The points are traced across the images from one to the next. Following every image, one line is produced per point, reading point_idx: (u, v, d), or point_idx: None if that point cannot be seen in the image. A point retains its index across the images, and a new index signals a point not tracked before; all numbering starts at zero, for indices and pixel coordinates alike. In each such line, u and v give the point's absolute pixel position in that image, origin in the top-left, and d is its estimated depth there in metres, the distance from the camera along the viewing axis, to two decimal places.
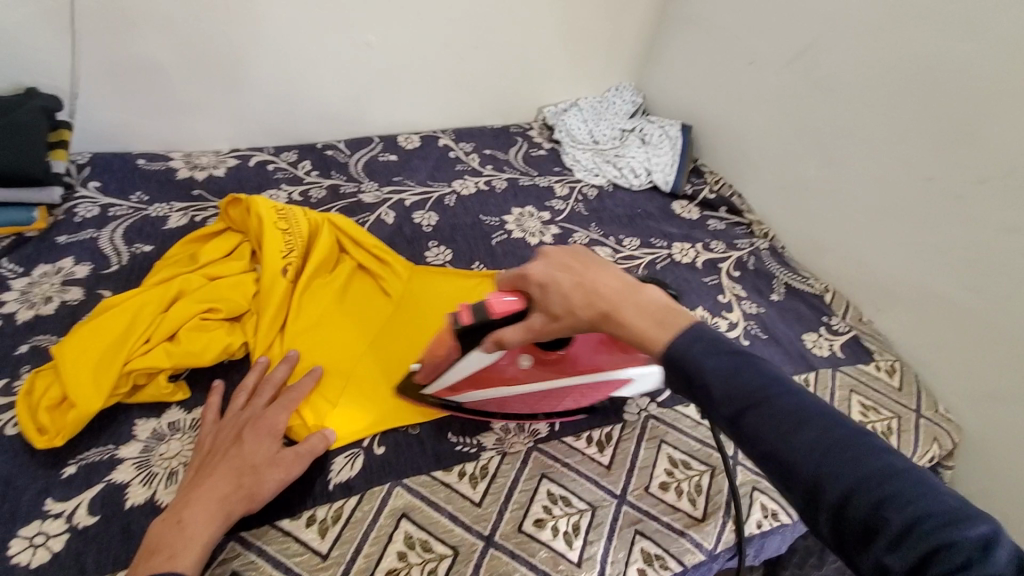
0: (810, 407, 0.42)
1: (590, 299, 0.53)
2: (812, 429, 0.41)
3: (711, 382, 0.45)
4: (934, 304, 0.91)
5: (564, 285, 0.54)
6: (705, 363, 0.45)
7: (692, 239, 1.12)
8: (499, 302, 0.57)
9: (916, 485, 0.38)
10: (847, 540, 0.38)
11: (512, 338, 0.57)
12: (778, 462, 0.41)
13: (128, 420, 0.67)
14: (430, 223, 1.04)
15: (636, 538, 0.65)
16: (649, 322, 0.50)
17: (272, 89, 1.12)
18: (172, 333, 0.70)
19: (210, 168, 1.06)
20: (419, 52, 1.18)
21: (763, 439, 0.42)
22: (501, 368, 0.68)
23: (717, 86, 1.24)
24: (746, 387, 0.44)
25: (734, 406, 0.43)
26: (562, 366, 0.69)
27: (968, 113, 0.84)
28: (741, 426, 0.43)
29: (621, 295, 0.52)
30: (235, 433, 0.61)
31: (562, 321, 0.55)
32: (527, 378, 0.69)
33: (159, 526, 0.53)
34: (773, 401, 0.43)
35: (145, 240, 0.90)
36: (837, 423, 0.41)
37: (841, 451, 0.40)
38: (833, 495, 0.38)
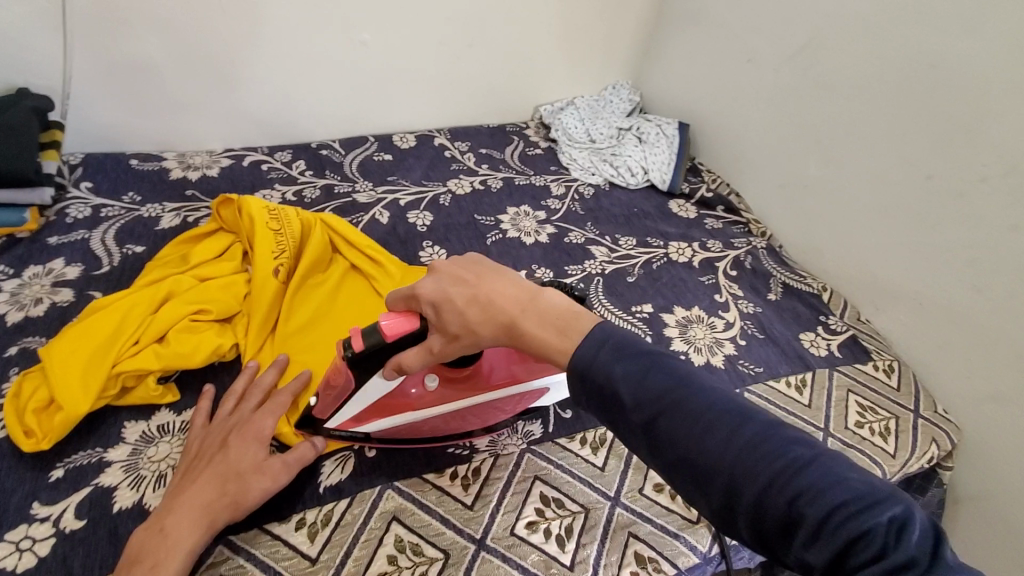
0: (721, 403, 0.42)
1: (491, 312, 0.53)
2: (721, 427, 0.41)
3: (621, 389, 0.44)
4: (933, 304, 0.90)
5: (457, 301, 0.54)
6: (612, 368, 0.45)
7: (689, 238, 1.11)
8: (389, 324, 0.56)
9: (827, 473, 0.37)
10: (770, 540, 0.38)
11: (413, 362, 0.56)
12: (693, 468, 0.41)
13: (117, 422, 0.66)
14: (425, 223, 1.03)
15: (629, 541, 0.64)
16: (550, 329, 0.51)
17: (267, 88, 1.11)
18: (162, 335, 0.70)
19: (204, 168, 1.06)
20: (415, 51, 1.18)
21: (678, 444, 0.42)
22: (406, 392, 0.65)
23: (715, 84, 1.23)
24: (655, 392, 0.43)
25: (646, 413, 0.43)
26: (472, 383, 0.67)
27: (967, 110, 0.83)
28: (655, 432, 0.43)
29: (520, 305, 0.53)
30: (222, 438, 0.61)
31: (462, 339, 0.54)
32: (436, 399, 0.66)
33: (143, 533, 0.53)
34: (684, 400, 0.42)
35: (137, 240, 0.89)
36: (747, 419, 0.41)
37: (751, 449, 0.39)
38: (748, 494, 0.38)
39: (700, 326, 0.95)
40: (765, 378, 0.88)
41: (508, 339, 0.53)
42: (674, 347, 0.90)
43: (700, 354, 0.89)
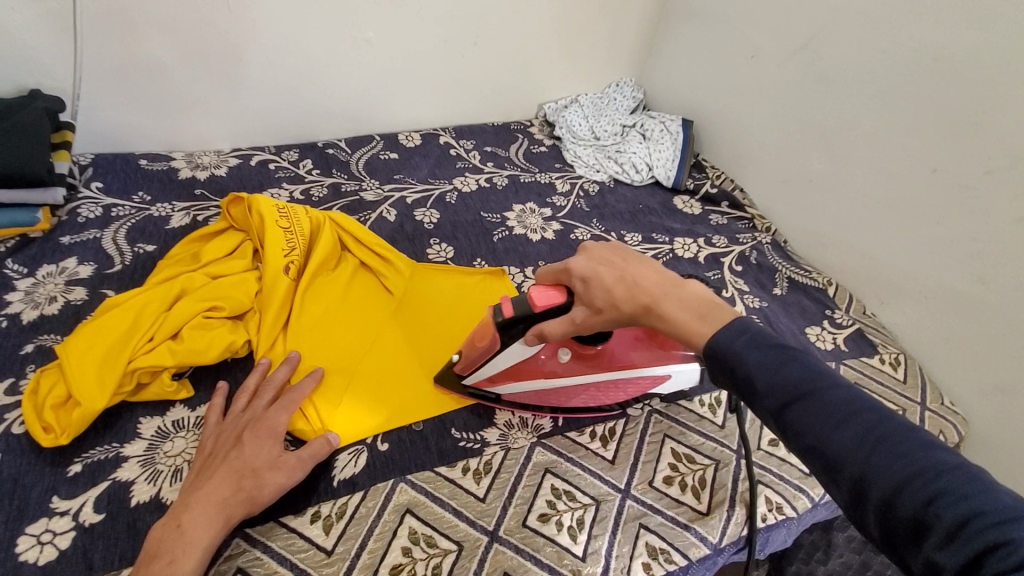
0: (861, 401, 0.41)
1: (633, 293, 0.55)
2: (857, 423, 0.40)
3: (755, 375, 0.44)
4: (939, 297, 0.91)
5: (608, 279, 0.57)
6: (747, 353, 0.46)
7: (695, 233, 1.12)
8: (541, 296, 0.61)
9: (970, 480, 0.36)
10: (899, 539, 0.36)
11: (554, 330, 0.61)
12: (824, 456, 0.40)
13: (133, 418, 0.67)
14: (432, 220, 1.04)
15: (640, 532, 0.65)
16: (691, 316, 0.51)
17: (273, 88, 1.12)
18: (176, 332, 0.71)
19: (212, 168, 1.06)
20: (420, 50, 1.18)
21: (810, 432, 0.41)
22: (540, 361, 0.70)
23: (719, 80, 1.23)
24: (792, 380, 0.43)
25: (780, 398, 0.43)
26: (604, 361, 0.70)
27: (971, 103, 0.83)
28: (786, 419, 0.43)
29: (662, 288, 0.55)
30: (236, 435, 0.61)
31: (606, 312, 0.57)
32: (564, 371, 0.70)
33: (160, 529, 0.54)
34: (823, 394, 0.42)
35: (148, 239, 0.90)
36: (887, 420, 0.40)
37: (892, 446, 0.38)
38: (881, 489, 0.37)
39: None
40: None
41: (646, 319, 0.55)
42: None
43: None
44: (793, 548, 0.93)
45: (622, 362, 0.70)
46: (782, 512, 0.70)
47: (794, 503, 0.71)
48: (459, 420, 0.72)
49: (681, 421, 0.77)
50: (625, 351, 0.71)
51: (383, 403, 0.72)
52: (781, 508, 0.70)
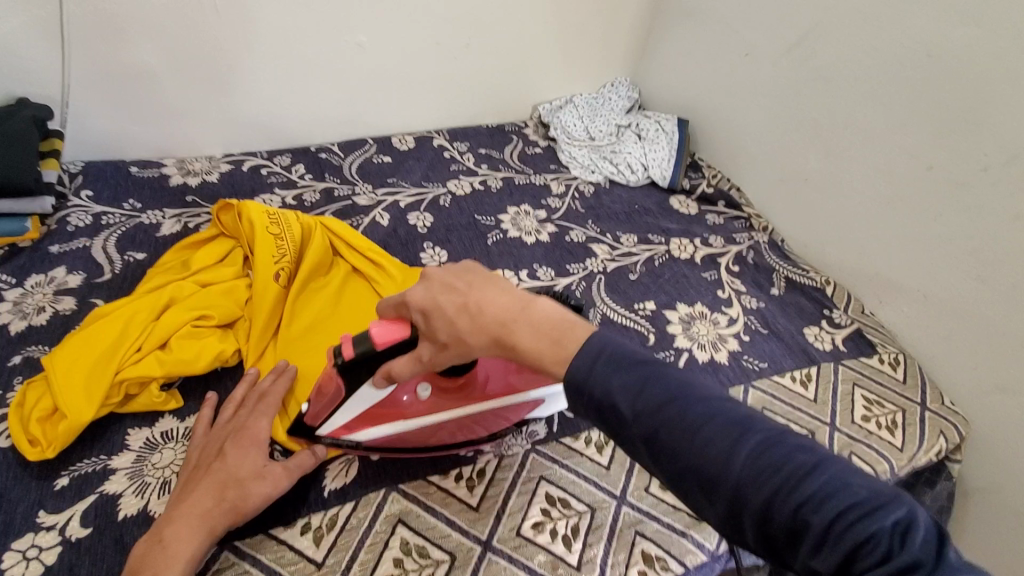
0: (721, 410, 0.40)
1: (473, 324, 0.49)
2: (718, 435, 0.39)
3: (620, 402, 0.42)
4: (938, 295, 0.90)
5: (447, 310, 0.50)
6: (603, 380, 0.43)
7: (691, 234, 1.11)
8: (382, 331, 0.55)
9: (831, 476, 0.36)
10: (779, 548, 0.36)
11: (402, 371, 0.55)
12: (696, 477, 0.39)
13: (121, 429, 0.66)
14: (425, 224, 1.03)
15: (636, 540, 0.64)
16: (544, 343, 0.47)
17: (265, 92, 1.11)
18: (164, 342, 0.70)
19: (203, 174, 1.06)
20: (413, 52, 1.17)
21: (680, 455, 0.39)
22: (398, 400, 0.63)
23: (714, 78, 1.22)
24: (653, 401, 0.41)
25: (645, 424, 0.41)
26: (467, 393, 0.65)
27: (968, 99, 0.82)
28: (653, 444, 0.41)
29: (505, 316, 0.49)
30: (221, 445, 0.60)
31: (450, 348, 0.51)
32: (427, 409, 0.64)
33: (144, 544, 0.53)
34: (684, 407, 0.41)
35: (138, 247, 0.89)
36: (745, 428, 0.39)
37: (755, 457, 0.37)
38: (754, 503, 0.36)
39: (703, 323, 0.94)
40: (770, 373, 0.87)
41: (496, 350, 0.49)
42: (677, 344, 0.89)
43: (703, 351, 0.89)
44: None
45: (489, 392, 0.65)
46: None
47: None
48: None
49: None
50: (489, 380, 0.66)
51: None
52: None
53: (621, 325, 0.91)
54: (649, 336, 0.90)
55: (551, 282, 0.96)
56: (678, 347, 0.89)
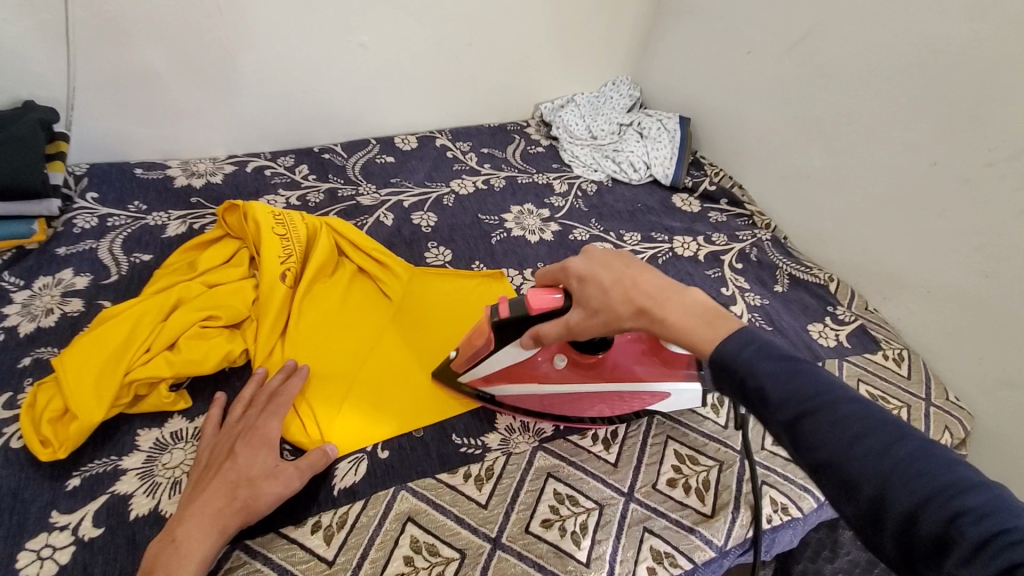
0: (876, 414, 0.40)
1: (625, 295, 0.55)
2: (870, 434, 0.39)
3: (767, 385, 0.43)
4: (941, 291, 0.90)
5: (603, 281, 0.56)
6: (752, 358, 0.45)
7: (695, 232, 1.11)
8: (540, 298, 0.60)
9: (996, 498, 0.34)
10: (917, 556, 0.35)
11: (550, 332, 0.61)
12: (840, 470, 0.39)
13: (131, 430, 0.67)
14: (430, 224, 1.04)
15: (645, 537, 0.64)
16: (694, 323, 0.51)
17: (267, 93, 1.11)
18: (173, 342, 0.70)
19: (208, 175, 1.06)
20: (415, 52, 1.18)
21: (825, 446, 0.40)
22: (537, 365, 0.70)
23: (715, 76, 1.23)
24: (805, 392, 0.42)
25: (791, 410, 0.42)
26: (601, 371, 0.70)
27: (972, 95, 0.82)
28: (797, 432, 0.41)
29: (659, 292, 0.54)
30: (230, 445, 0.61)
31: (599, 315, 0.57)
32: (560, 378, 0.70)
33: (156, 544, 0.53)
34: (836, 402, 0.41)
35: (145, 249, 0.90)
36: (903, 436, 0.39)
37: (913, 464, 0.37)
38: (901, 506, 0.36)
39: None
40: None
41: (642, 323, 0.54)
42: None
43: None
44: (799, 546, 0.92)
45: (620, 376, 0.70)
46: (787, 513, 0.69)
47: (801, 503, 0.70)
48: (460, 426, 0.72)
49: (684, 422, 0.76)
50: (621, 365, 0.70)
51: (381, 412, 0.71)
52: (786, 508, 0.69)
53: None
54: None
55: None
56: None
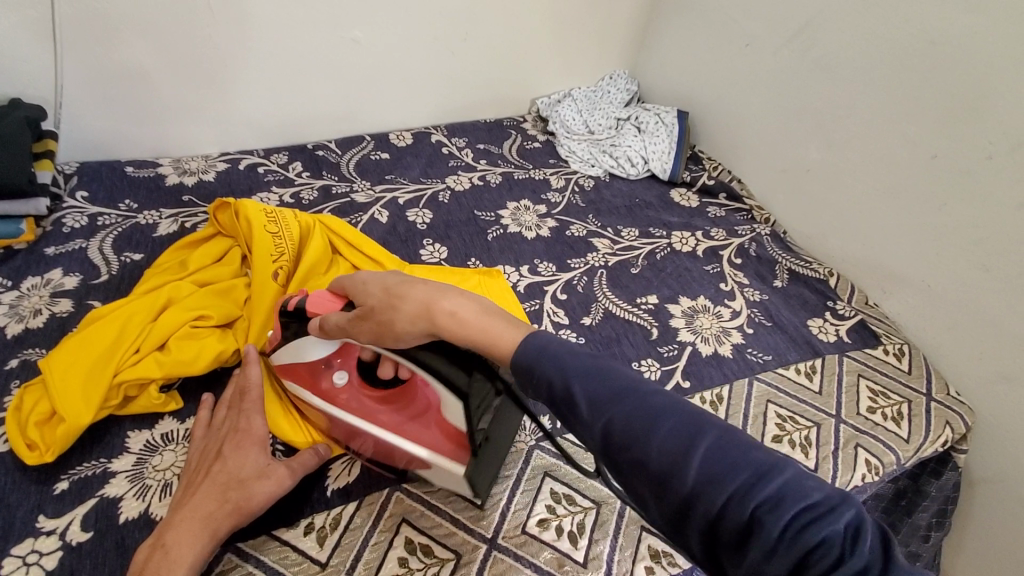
0: (678, 408, 0.39)
1: (408, 293, 0.54)
2: (675, 432, 0.38)
3: (575, 387, 0.42)
4: (942, 284, 0.89)
5: (388, 282, 0.57)
6: (554, 363, 0.44)
7: (693, 227, 1.10)
8: (321, 303, 0.61)
9: (787, 480, 0.35)
10: (722, 552, 0.35)
11: (333, 321, 0.58)
12: (650, 479, 0.37)
13: (120, 432, 0.66)
14: (425, 221, 1.02)
15: (642, 536, 0.63)
16: (484, 319, 0.51)
17: (260, 89, 1.10)
18: (163, 342, 0.69)
19: (200, 173, 1.05)
20: (408, 47, 1.16)
21: (635, 447, 0.38)
22: (327, 376, 0.64)
23: (713, 70, 1.21)
24: (611, 388, 0.41)
25: (602, 412, 0.40)
26: (391, 409, 0.62)
27: (972, 86, 0.81)
28: (610, 442, 0.39)
29: (443, 290, 0.54)
30: (218, 447, 0.60)
31: (377, 310, 0.55)
32: (336, 397, 0.63)
33: (145, 551, 0.52)
34: (640, 400, 0.40)
35: (135, 248, 0.88)
36: (703, 424, 0.38)
37: (717, 454, 0.36)
38: (707, 504, 0.35)
39: (706, 316, 0.94)
40: (774, 366, 0.87)
41: (424, 322, 0.53)
42: (680, 338, 0.88)
43: (707, 345, 0.88)
44: None
45: (398, 420, 0.61)
46: None
47: None
48: None
49: None
50: (411, 413, 0.61)
51: None
52: None
53: (623, 319, 0.90)
54: (653, 330, 0.89)
55: (552, 277, 0.96)
56: (682, 341, 0.88)
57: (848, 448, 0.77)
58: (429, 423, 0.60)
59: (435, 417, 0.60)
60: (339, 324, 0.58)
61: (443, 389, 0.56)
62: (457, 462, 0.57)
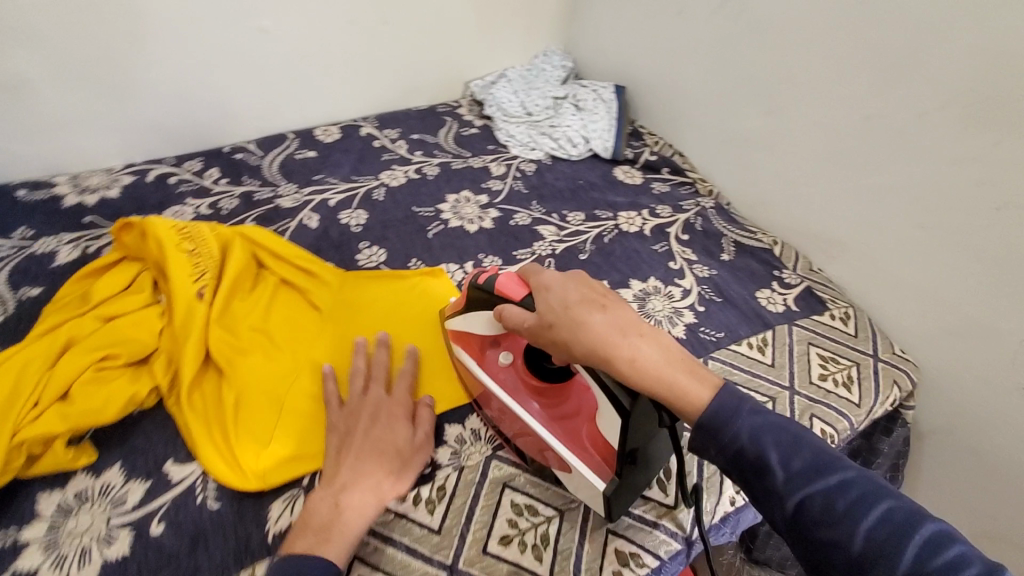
0: (880, 492, 0.44)
1: (590, 322, 0.53)
2: (878, 518, 0.43)
3: (772, 458, 0.47)
4: (882, 246, 0.90)
5: (570, 299, 0.55)
6: (751, 428, 0.49)
7: (638, 206, 1.08)
8: (511, 286, 0.61)
9: None
10: None
11: (511, 318, 0.58)
12: (848, 561, 0.43)
13: (27, 496, 0.59)
14: (359, 222, 0.96)
15: (608, 539, 0.62)
16: (667, 372, 0.52)
17: (166, 92, 1.00)
18: (66, 391, 0.62)
19: (102, 190, 0.95)
20: (325, 35, 1.08)
21: (824, 527, 0.44)
22: (499, 353, 0.69)
23: (646, 40, 1.18)
24: (808, 463, 0.47)
25: (797, 492, 0.46)
26: (548, 404, 0.66)
27: (897, 44, 0.81)
28: (800, 516, 0.45)
29: (625, 330, 0.53)
30: (370, 416, 0.63)
31: (555, 328, 0.54)
32: (500, 374, 0.67)
33: (318, 503, 0.55)
34: (843, 480, 0.45)
35: (32, 282, 0.79)
36: (908, 516, 0.43)
37: (932, 550, 0.41)
38: None
39: (658, 298, 0.92)
40: (728, 343, 0.86)
41: (601, 362, 0.52)
42: None
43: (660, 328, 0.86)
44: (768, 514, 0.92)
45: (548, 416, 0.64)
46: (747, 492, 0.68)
47: None
48: None
49: None
50: (562, 416, 0.64)
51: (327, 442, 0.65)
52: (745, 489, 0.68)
53: None
54: None
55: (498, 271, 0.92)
56: None
57: (804, 418, 0.78)
58: (580, 433, 0.62)
59: (587, 429, 0.62)
60: (519, 326, 0.58)
61: (607, 403, 0.56)
62: (599, 479, 0.59)
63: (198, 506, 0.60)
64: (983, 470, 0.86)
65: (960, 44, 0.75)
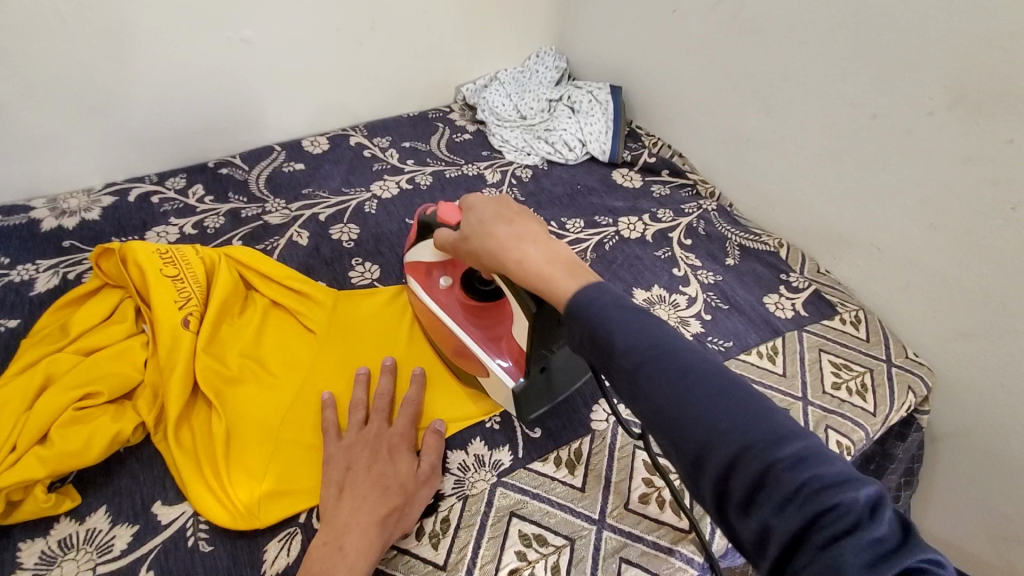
0: (710, 365, 0.41)
1: (493, 231, 0.53)
2: (707, 387, 0.39)
3: (617, 333, 0.42)
4: (891, 247, 0.88)
5: (483, 215, 0.56)
6: (603, 311, 0.43)
7: (639, 210, 1.05)
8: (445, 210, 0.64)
9: (806, 445, 0.36)
10: (730, 505, 0.36)
11: (440, 238, 0.62)
12: (670, 424, 0.39)
13: (8, 547, 0.55)
14: (351, 237, 0.93)
15: (622, 568, 0.59)
16: (551, 269, 0.49)
17: (145, 108, 0.96)
18: (44, 433, 0.59)
19: (81, 212, 0.91)
20: (309, 43, 1.04)
21: (657, 396, 0.40)
22: (441, 278, 0.73)
23: (641, 39, 1.15)
24: (649, 338, 0.41)
25: (634, 359, 0.41)
26: (479, 322, 0.69)
27: (902, 40, 0.78)
28: (637, 384, 0.40)
29: (521, 237, 0.52)
30: (373, 450, 0.60)
31: (469, 240, 0.56)
32: (440, 295, 0.71)
33: (319, 548, 0.52)
34: (678, 357, 0.41)
35: (9, 314, 0.76)
36: (729, 383, 0.39)
37: (749, 412, 0.38)
38: (724, 457, 0.36)
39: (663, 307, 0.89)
40: (736, 352, 0.84)
41: (498, 266, 0.53)
42: None
43: None
44: None
45: (476, 330, 0.68)
46: None
47: None
48: None
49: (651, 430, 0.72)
50: (490, 333, 0.68)
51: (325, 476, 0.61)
52: None
53: None
54: None
55: None
56: None
57: (819, 430, 0.75)
58: (501, 345, 0.66)
59: (508, 343, 0.65)
60: (445, 241, 0.61)
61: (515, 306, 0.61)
62: (511, 379, 0.63)
63: (189, 549, 0.57)
64: (1001, 475, 0.83)
65: (968, 39, 0.72)
